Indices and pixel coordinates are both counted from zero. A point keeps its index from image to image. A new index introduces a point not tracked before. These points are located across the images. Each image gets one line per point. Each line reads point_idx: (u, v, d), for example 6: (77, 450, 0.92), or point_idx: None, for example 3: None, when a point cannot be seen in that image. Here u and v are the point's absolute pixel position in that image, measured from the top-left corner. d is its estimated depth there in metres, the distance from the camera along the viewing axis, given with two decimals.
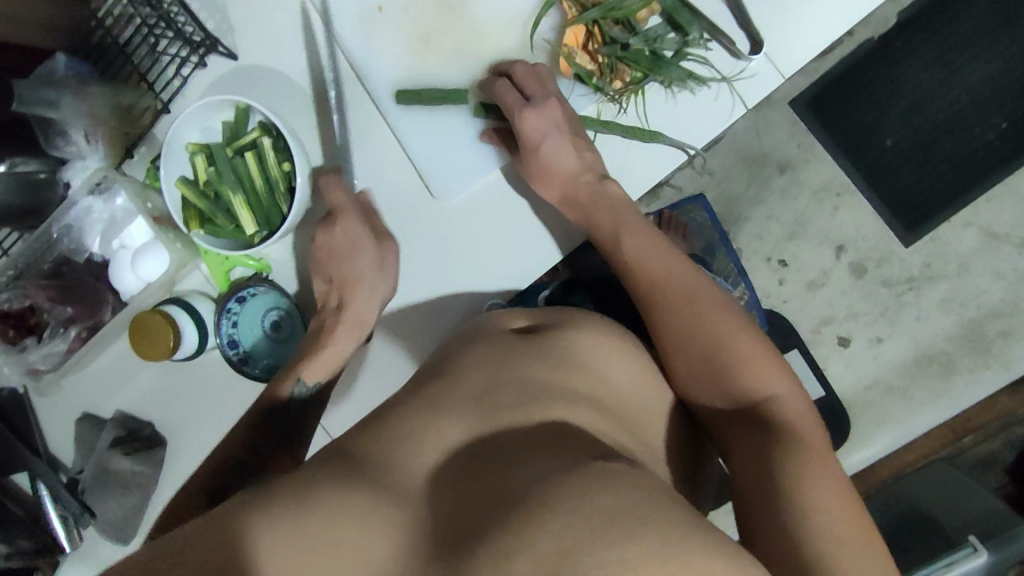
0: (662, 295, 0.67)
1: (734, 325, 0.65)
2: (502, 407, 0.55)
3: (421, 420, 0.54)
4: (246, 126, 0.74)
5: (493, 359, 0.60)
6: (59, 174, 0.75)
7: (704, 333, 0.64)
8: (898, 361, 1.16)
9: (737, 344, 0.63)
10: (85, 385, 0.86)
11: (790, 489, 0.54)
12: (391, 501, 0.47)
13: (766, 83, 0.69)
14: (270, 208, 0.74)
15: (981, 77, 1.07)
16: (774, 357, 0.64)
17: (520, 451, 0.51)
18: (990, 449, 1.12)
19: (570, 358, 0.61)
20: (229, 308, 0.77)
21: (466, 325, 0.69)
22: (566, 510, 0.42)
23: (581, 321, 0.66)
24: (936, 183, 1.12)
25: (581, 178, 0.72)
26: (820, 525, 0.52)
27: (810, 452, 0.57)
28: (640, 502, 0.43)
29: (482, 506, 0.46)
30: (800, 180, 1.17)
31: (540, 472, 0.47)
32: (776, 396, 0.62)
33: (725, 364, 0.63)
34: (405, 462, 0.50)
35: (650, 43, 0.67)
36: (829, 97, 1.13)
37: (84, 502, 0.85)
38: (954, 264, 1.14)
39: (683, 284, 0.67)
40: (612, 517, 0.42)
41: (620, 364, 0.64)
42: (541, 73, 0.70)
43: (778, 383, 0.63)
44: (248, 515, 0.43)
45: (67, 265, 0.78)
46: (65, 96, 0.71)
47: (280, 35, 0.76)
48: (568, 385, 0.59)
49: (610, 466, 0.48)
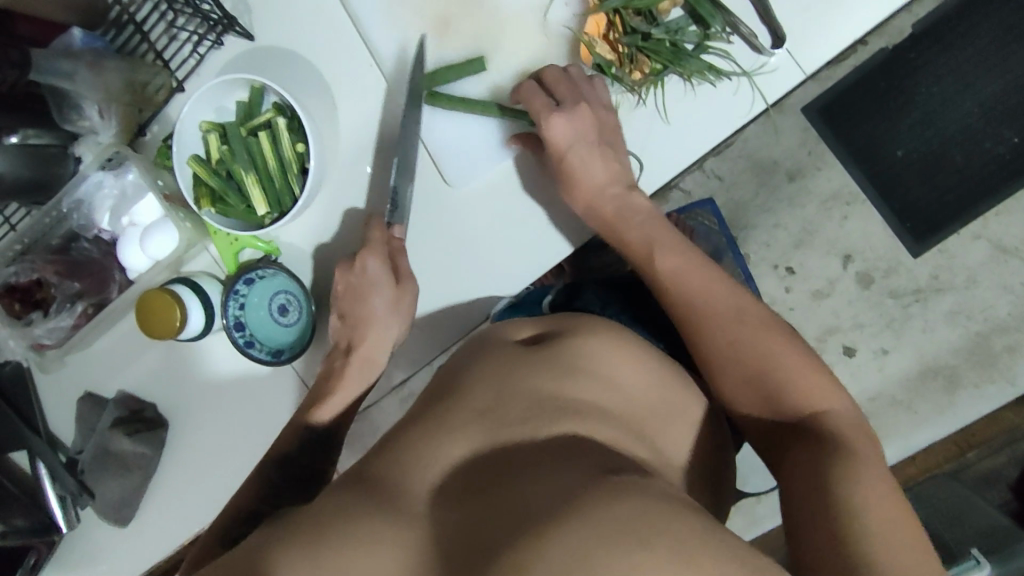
0: (704, 309, 0.65)
1: (774, 334, 0.63)
2: (511, 421, 0.55)
3: (432, 442, 0.55)
4: (261, 107, 0.73)
5: (502, 371, 0.60)
6: (72, 148, 0.75)
7: (748, 345, 0.63)
8: (901, 373, 1.15)
9: (782, 357, 0.62)
10: (88, 364, 0.86)
11: (844, 501, 0.52)
12: (403, 522, 0.47)
13: (787, 80, 0.68)
14: (282, 189, 0.74)
15: (994, 91, 1.07)
16: (820, 365, 0.63)
17: (532, 466, 0.50)
18: (994, 464, 1.13)
19: (580, 365, 0.60)
20: (237, 291, 0.76)
21: (473, 336, 0.69)
22: (576, 525, 0.41)
23: (591, 326, 0.64)
24: (946, 195, 1.11)
25: (603, 180, 0.70)
26: (877, 537, 0.50)
27: (864, 461, 0.55)
28: (651, 510, 0.43)
29: (494, 521, 0.45)
30: (809, 189, 1.16)
31: (552, 489, 0.46)
32: (823, 403, 0.61)
33: (771, 379, 0.62)
34: (409, 488, 0.52)
35: (672, 34, 0.67)
36: (840, 105, 1.13)
37: (82, 482, 0.85)
38: (962, 276, 1.13)
39: (724, 295, 0.65)
40: (625, 526, 0.41)
41: (636, 374, 0.62)
42: (573, 79, 0.69)
43: (827, 392, 0.61)
44: (274, 557, 0.45)
45: (76, 242, 0.79)
46: (83, 71, 0.71)
47: (297, 19, 0.75)
48: (584, 401, 0.57)
49: (620, 479, 0.47)
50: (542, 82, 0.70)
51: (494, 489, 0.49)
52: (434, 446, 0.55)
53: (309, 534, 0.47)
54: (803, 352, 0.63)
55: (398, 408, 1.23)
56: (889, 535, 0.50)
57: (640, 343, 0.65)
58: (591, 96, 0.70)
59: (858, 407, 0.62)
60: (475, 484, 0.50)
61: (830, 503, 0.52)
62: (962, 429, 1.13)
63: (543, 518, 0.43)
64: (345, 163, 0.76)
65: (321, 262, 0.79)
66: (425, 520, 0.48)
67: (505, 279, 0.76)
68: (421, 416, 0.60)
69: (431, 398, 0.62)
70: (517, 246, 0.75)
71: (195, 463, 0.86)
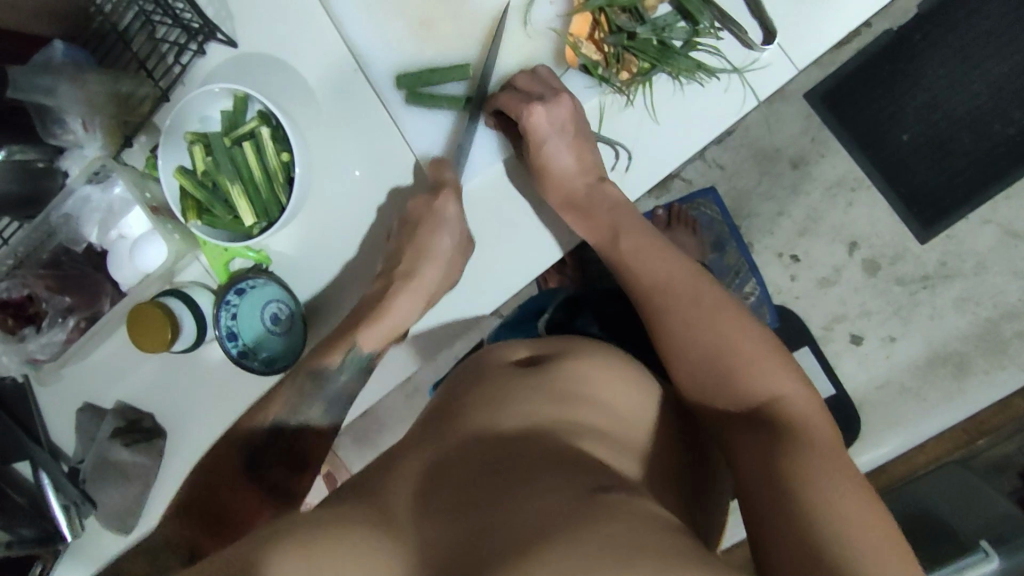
0: (666, 300, 0.65)
1: (735, 322, 0.62)
2: (501, 438, 0.54)
3: (424, 458, 0.55)
4: (245, 116, 0.72)
5: (495, 395, 0.59)
6: (58, 163, 0.75)
7: (707, 334, 0.62)
8: (910, 361, 1.13)
9: (741, 346, 0.61)
10: (85, 375, 0.86)
11: (800, 486, 0.51)
12: (393, 534, 0.46)
13: (779, 75, 0.66)
14: (268, 200, 0.73)
15: (1003, 72, 1.04)
16: (777, 352, 0.62)
17: (521, 481, 0.49)
18: (1005, 450, 1.08)
19: (577, 391, 0.59)
20: (228, 300, 0.75)
21: (472, 356, 0.68)
22: (566, 544, 0.41)
23: (585, 350, 0.63)
24: (953, 179, 1.08)
25: (573, 170, 0.70)
26: (832, 517, 0.48)
27: (819, 450, 0.54)
28: (641, 536, 0.42)
29: (481, 536, 0.44)
30: (813, 176, 1.13)
31: (543, 506, 0.46)
32: (778, 391, 0.60)
33: (730, 368, 0.61)
34: (408, 500, 0.50)
35: (659, 33, 0.65)
36: (845, 90, 1.10)
37: (85, 491, 0.86)
38: (970, 262, 1.10)
39: (683, 285, 0.65)
40: (612, 550, 0.40)
41: (625, 390, 0.61)
42: (540, 77, 0.68)
43: (787, 382, 0.60)
44: (260, 551, 0.43)
45: (67, 254, 0.78)
46: (62, 82, 0.70)
47: (280, 24, 0.74)
48: (575, 420, 0.56)
49: (611, 500, 0.46)
50: (517, 88, 0.69)
51: (486, 503, 0.48)
52: (433, 463, 0.54)
53: (303, 531, 0.45)
54: (767, 341, 0.62)
55: (402, 403, 1.23)
56: (843, 514, 0.48)
57: (627, 358, 0.65)
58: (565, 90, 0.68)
59: (817, 395, 0.61)
60: (471, 490, 0.49)
61: (787, 488, 0.51)
62: (974, 415, 1.10)
63: (533, 537, 0.42)
64: (332, 170, 0.75)
65: (314, 270, 0.78)
66: (413, 532, 0.47)
67: (494, 286, 0.75)
68: (418, 434, 0.59)
69: (425, 421, 0.61)
70: (506, 252, 0.74)
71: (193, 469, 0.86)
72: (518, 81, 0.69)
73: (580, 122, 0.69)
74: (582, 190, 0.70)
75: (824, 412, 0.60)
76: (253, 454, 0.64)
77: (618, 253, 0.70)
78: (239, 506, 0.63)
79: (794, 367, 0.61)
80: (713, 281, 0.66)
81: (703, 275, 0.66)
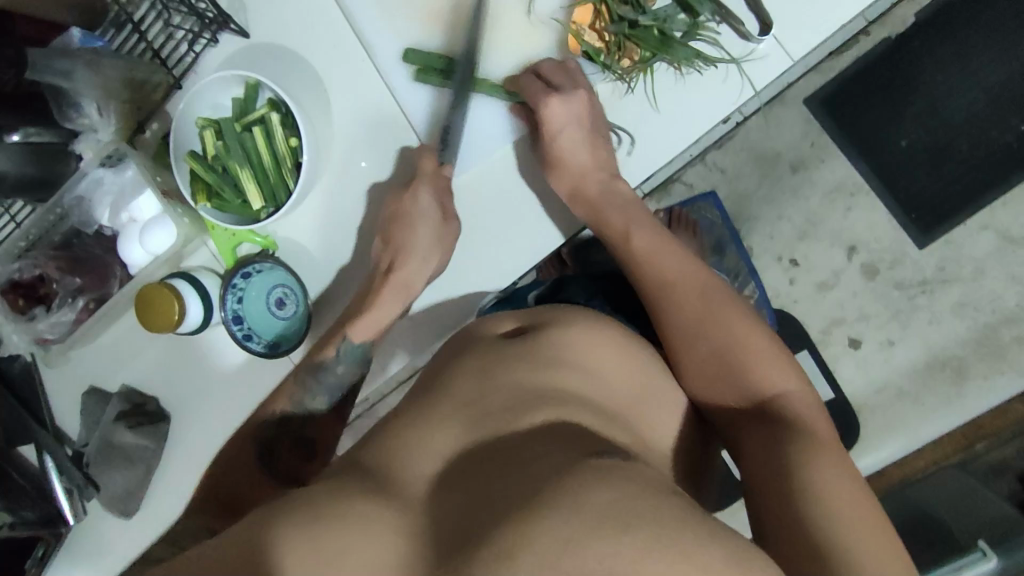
0: (671, 298, 0.65)
1: (738, 322, 0.63)
2: (491, 411, 0.55)
3: (418, 430, 0.55)
4: (256, 103, 0.74)
5: (481, 367, 0.59)
6: (71, 145, 0.77)
7: (714, 334, 0.63)
8: (909, 365, 1.13)
9: (744, 345, 0.62)
10: (92, 359, 0.88)
11: (799, 477, 0.52)
12: (395, 508, 0.47)
13: (776, 67, 0.67)
14: (276, 185, 0.75)
15: (999, 79, 1.06)
16: (782, 353, 0.63)
17: (518, 454, 0.50)
18: (1002, 456, 1.11)
19: (563, 358, 0.59)
20: (235, 284, 0.77)
21: (461, 332, 0.69)
22: (561, 510, 0.41)
23: (572, 317, 0.64)
24: (951, 185, 1.09)
25: (587, 165, 0.71)
26: (831, 512, 0.50)
27: (823, 448, 0.55)
28: (634, 499, 0.42)
29: (482, 509, 0.45)
30: (813, 180, 1.15)
31: (540, 473, 0.46)
32: (782, 389, 0.61)
33: (736, 364, 0.61)
34: (404, 477, 0.51)
35: (660, 23, 0.67)
36: (844, 95, 1.12)
37: (88, 474, 0.87)
38: (968, 267, 1.11)
39: (685, 284, 0.66)
40: (606, 516, 0.41)
41: (617, 365, 0.61)
42: (567, 67, 0.70)
43: (790, 380, 0.61)
44: (269, 528, 0.44)
45: (77, 237, 0.81)
46: (81, 67, 0.73)
47: (292, 16, 0.77)
48: (564, 391, 0.57)
49: (607, 466, 0.46)
50: (539, 74, 0.71)
51: (484, 477, 0.49)
52: (422, 443, 0.53)
53: (296, 514, 0.45)
54: (770, 341, 0.63)
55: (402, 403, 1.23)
56: (839, 508, 0.50)
57: (629, 337, 0.65)
58: (585, 84, 0.70)
59: (818, 395, 0.62)
60: (472, 468, 0.50)
61: (791, 483, 0.52)
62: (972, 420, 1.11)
63: (531, 503, 0.43)
64: (339, 158, 0.77)
65: (320, 255, 0.79)
66: (414, 508, 0.47)
67: (494, 270, 0.76)
68: (408, 408, 0.59)
69: (415, 396, 0.61)
70: (505, 237, 0.75)
71: (195, 455, 0.86)
72: (540, 70, 0.71)
73: (595, 119, 0.71)
74: (594, 184, 0.71)
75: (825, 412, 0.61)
76: (265, 441, 0.69)
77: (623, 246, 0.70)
78: (247, 490, 0.67)
79: (795, 366, 0.63)
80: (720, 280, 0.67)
81: (704, 271, 0.67)
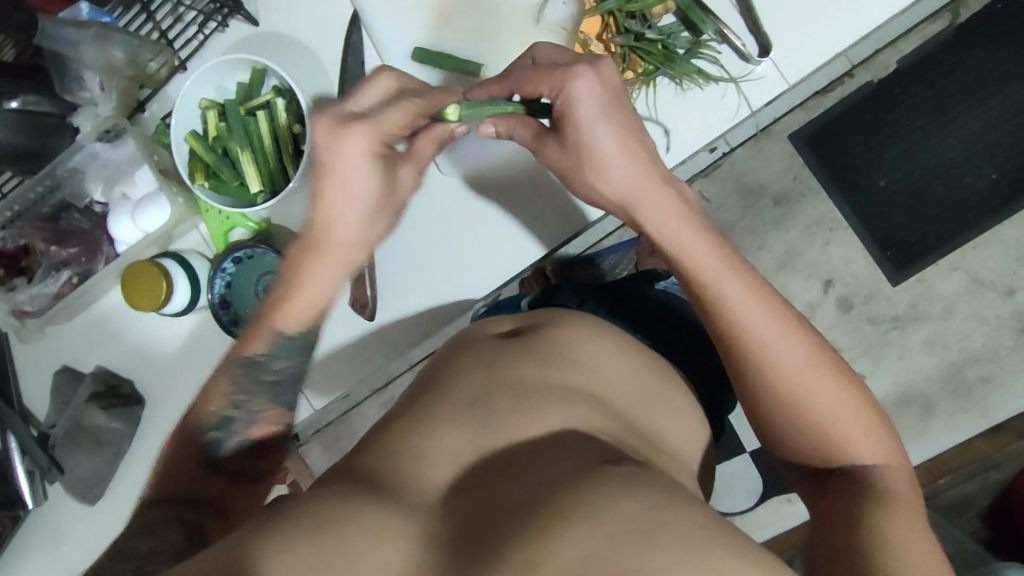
0: (764, 358, 0.57)
1: (834, 383, 0.57)
2: (498, 412, 0.55)
3: (419, 434, 0.54)
4: (261, 89, 0.75)
5: (484, 362, 0.61)
6: (69, 118, 0.80)
7: (805, 397, 0.57)
8: (879, 399, 1.16)
9: (838, 411, 0.57)
10: (66, 339, 0.86)
11: (887, 538, 0.49)
12: (405, 513, 0.46)
13: (771, 89, 0.70)
14: (275, 168, 0.75)
15: (976, 128, 1.09)
16: (863, 398, 0.58)
17: (532, 457, 0.50)
18: (965, 492, 1.15)
19: (563, 355, 0.61)
20: (224, 268, 0.78)
21: (457, 333, 0.70)
22: (585, 519, 0.41)
23: (570, 319, 0.66)
24: (926, 226, 1.12)
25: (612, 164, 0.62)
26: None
27: (902, 506, 0.52)
28: (659, 506, 0.42)
29: (502, 508, 0.45)
30: (794, 214, 1.18)
31: (555, 476, 0.46)
32: (859, 438, 0.57)
33: (814, 414, 0.57)
34: (408, 483, 0.50)
35: (665, 37, 0.69)
36: (827, 133, 1.14)
37: (53, 456, 0.84)
38: (939, 306, 1.14)
39: (781, 343, 0.57)
40: (633, 525, 0.40)
41: (620, 373, 0.62)
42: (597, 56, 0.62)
43: (880, 444, 0.57)
44: (261, 546, 0.42)
45: (66, 211, 0.82)
46: (87, 40, 0.76)
47: (301, 8, 0.78)
48: (570, 386, 0.58)
49: (625, 469, 0.47)
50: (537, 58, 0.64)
51: (500, 481, 0.48)
52: (426, 440, 0.53)
53: (305, 522, 0.44)
54: (863, 398, 0.58)
55: (377, 412, 1.22)
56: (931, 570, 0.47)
57: (623, 341, 0.67)
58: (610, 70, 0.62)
59: (896, 440, 0.59)
60: (478, 472, 0.50)
61: (862, 543, 0.49)
62: (936, 456, 1.14)
63: (540, 503, 0.44)
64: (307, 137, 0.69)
65: None
66: (421, 513, 0.47)
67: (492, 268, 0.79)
68: (409, 406, 0.60)
69: (414, 394, 0.62)
70: (499, 243, 0.79)
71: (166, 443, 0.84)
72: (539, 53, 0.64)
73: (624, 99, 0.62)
74: (631, 184, 0.62)
75: (901, 460, 0.58)
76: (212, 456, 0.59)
77: (700, 287, 0.60)
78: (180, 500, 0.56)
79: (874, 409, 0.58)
80: (795, 317, 0.59)
81: (799, 323, 0.58)
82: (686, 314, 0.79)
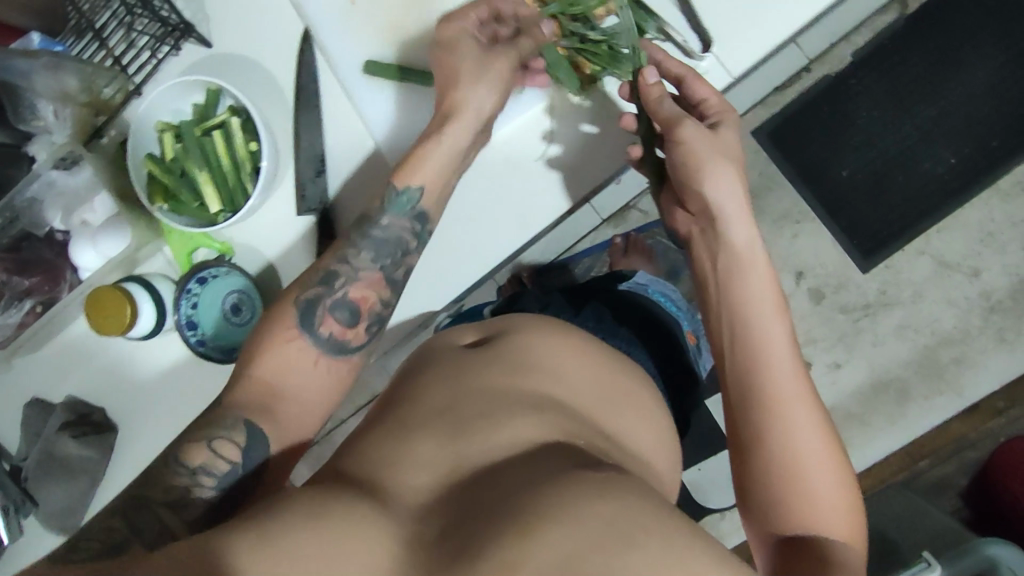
0: (778, 410, 0.59)
1: (829, 462, 0.58)
2: (471, 418, 0.55)
3: (399, 437, 0.54)
4: (215, 109, 0.77)
5: (460, 368, 0.61)
6: (25, 148, 0.79)
7: (792, 451, 0.58)
8: (855, 386, 1.17)
9: (821, 484, 0.57)
10: (36, 371, 0.85)
11: None
12: (389, 507, 0.47)
13: (717, 84, 0.72)
14: (234, 187, 0.76)
15: (936, 115, 1.11)
16: (845, 478, 0.59)
17: (513, 459, 0.51)
18: (946, 472, 1.16)
19: (525, 359, 0.61)
20: (189, 290, 0.78)
21: (423, 343, 0.71)
22: (563, 522, 0.41)
23: (540, 326, 0.67)
24: (890, 215, 1.14)
25: None
26: None
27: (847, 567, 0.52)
28: (639, 512, 0.43)
29: (479, 509, 0.46)
30: (761, 208, 1.19)
31: (529, 480, 0.47)
32: (830, 514, 0.57)
33: (794, 472, 0.57)
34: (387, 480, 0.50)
35: (609, 38, 0.71)
36: (788, 127, 1.16)
37: (26, 490, 0.83)
38: (908, 291, 1.16)
39: (796, 402, 0.59)
40: (610, 530, 0.41)
41: (581, 366, 0.64)
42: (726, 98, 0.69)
43: (849, 527, 0.57)
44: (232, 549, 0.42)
45: (27, 240, 0.81)
46: (39, 70, 0.76)
47: (252, 29, 0.79)
48: (535, 391, 0.58)
49: (600, 473, 0.47)
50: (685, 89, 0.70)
51: (482, 480, 0.49)
52: (407, 437, 0.54)
53: (296, 511, 0.45)
54: (848, 485, 0.58)
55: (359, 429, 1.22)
56: None
57: (575, 339, 0.67)
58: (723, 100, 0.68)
59: (863, 529, 0.59)
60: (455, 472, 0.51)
61: None
62: (915, 440, 1.15)
63: (525, 497, 0.45)
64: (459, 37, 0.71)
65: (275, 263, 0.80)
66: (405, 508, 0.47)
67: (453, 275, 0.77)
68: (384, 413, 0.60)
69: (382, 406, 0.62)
70: (462, 246, 0.76)
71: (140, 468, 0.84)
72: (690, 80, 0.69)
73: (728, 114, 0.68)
74: None
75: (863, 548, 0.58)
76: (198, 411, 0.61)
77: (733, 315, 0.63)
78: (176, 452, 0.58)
79: (851, 491, 0.59)
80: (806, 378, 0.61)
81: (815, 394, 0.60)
82: (648, 317, 0.80)
